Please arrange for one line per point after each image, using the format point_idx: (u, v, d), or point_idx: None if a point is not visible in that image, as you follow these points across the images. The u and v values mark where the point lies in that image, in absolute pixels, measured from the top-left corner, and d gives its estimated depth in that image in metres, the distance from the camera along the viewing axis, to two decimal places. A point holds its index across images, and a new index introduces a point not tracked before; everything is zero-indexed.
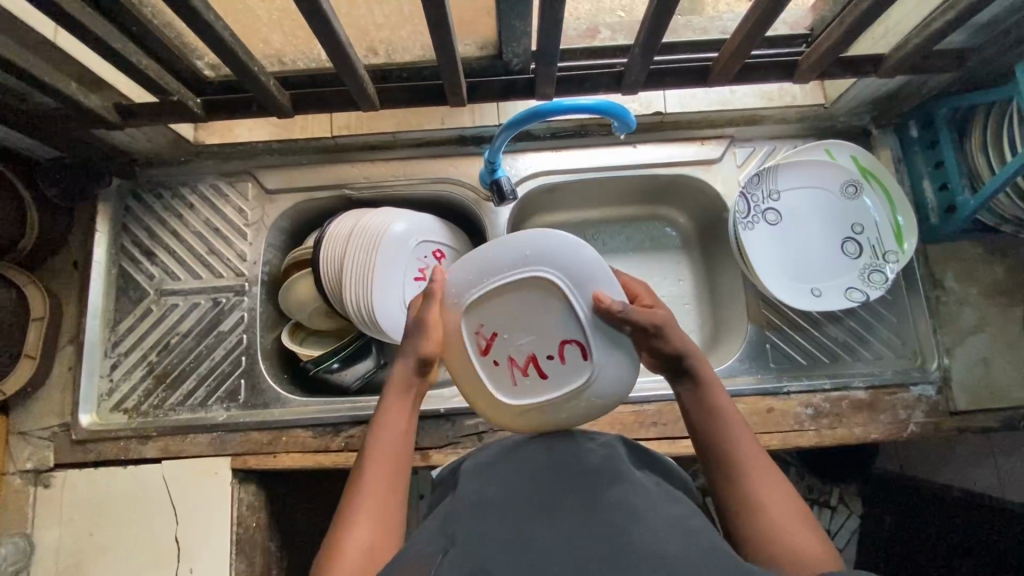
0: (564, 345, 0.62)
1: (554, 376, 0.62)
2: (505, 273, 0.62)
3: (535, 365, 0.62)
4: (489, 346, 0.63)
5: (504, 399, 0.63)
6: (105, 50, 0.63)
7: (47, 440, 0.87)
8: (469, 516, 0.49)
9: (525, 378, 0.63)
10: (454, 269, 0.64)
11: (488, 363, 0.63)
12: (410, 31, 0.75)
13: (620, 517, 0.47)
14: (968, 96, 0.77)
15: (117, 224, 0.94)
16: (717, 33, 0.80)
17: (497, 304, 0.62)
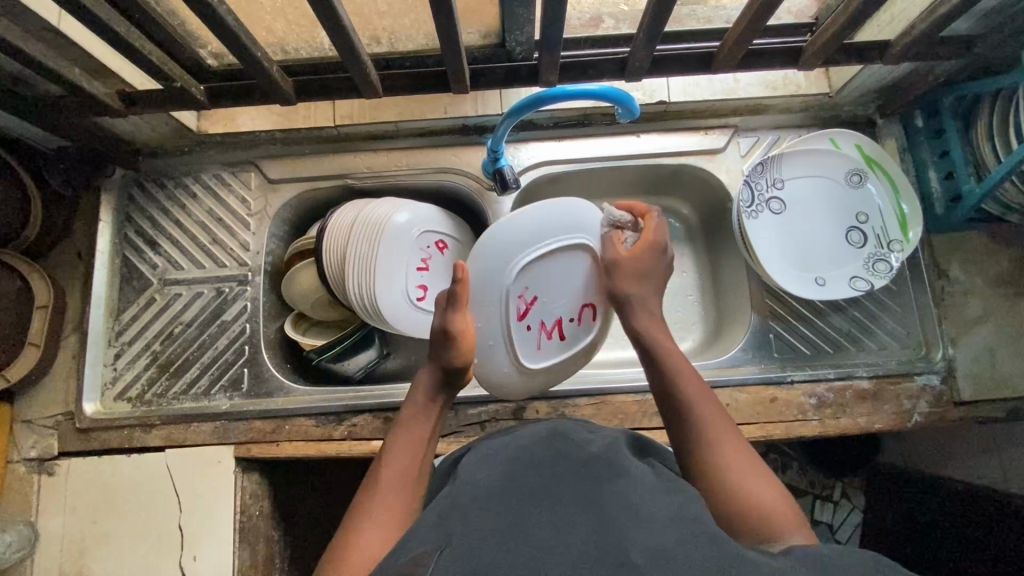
0: (583, 309, 0.76)
1: (570, 336, 0.76)
2: (551, 240, 0.70)
3: (558, 329, 0.75)
4: (526, 312, 0.72)
5: (527, 359, 0.74)
6: (109, 35, 0.63)
7: (52, 429, 0.88)
8: (469, 504, 0.49)
9: (549, 341, 0.75)
10: (507, 232, 0.69)
11: (523, 328, 0.72)
12: (413, 19, 0.75)
13: (621, 507, 0.47)
14: (973, 85, 0.76)
15: (120, 213, 0.94)
16: (721, 22, 0.80)
17: (542, 270, 0.71)
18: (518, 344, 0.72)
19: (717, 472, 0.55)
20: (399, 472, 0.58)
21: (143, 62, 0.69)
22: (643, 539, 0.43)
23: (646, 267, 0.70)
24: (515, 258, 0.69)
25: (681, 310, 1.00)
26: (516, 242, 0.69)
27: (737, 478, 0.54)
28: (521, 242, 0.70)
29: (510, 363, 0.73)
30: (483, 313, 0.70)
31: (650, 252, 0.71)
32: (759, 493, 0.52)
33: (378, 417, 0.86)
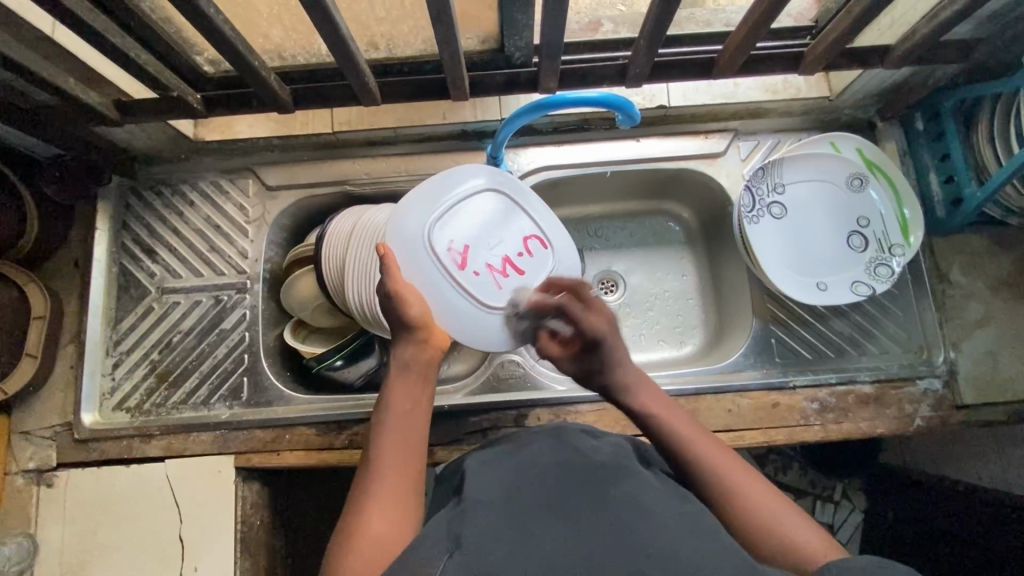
0: (528, 241, 0.79)
1: (529, 269, 0.78)
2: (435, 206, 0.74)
3: (510, 264, 0.77)
4: (465, 258, 0.74)
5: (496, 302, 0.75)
6: (105, 45, 0.63)
7: (50, 440, 0.87)
8: (476, 508, 0.49)
9: (506, 277, 0.77)
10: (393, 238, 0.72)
11: (468, 273, 0.74)
12: (411, 26, 0.75)
13: (632, 512, 0.47)
14: (973, 88, 0.76)
15: (117, 222, 0.93)
16: (720, 25, 0.81)
17: (447, 218, 0.74)
18: (472, 291, 0.74)
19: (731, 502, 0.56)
20: (390, 451, 0.58)
21: (139, 72, 0.68)
22: (652, 544, 0.44)
23: (592, 362, 0.69)
24: (423, 231, 0.73)
25: (682, 315, 1.00)
26: (415, 225, 0.73)
27: (756, 499, 0.55)
28: (419, 226, 0.73)
29: (470, 306, 0.74)
30: (421, 279, 0.71)
31: (586, 352, 0.69)
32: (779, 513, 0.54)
33: None
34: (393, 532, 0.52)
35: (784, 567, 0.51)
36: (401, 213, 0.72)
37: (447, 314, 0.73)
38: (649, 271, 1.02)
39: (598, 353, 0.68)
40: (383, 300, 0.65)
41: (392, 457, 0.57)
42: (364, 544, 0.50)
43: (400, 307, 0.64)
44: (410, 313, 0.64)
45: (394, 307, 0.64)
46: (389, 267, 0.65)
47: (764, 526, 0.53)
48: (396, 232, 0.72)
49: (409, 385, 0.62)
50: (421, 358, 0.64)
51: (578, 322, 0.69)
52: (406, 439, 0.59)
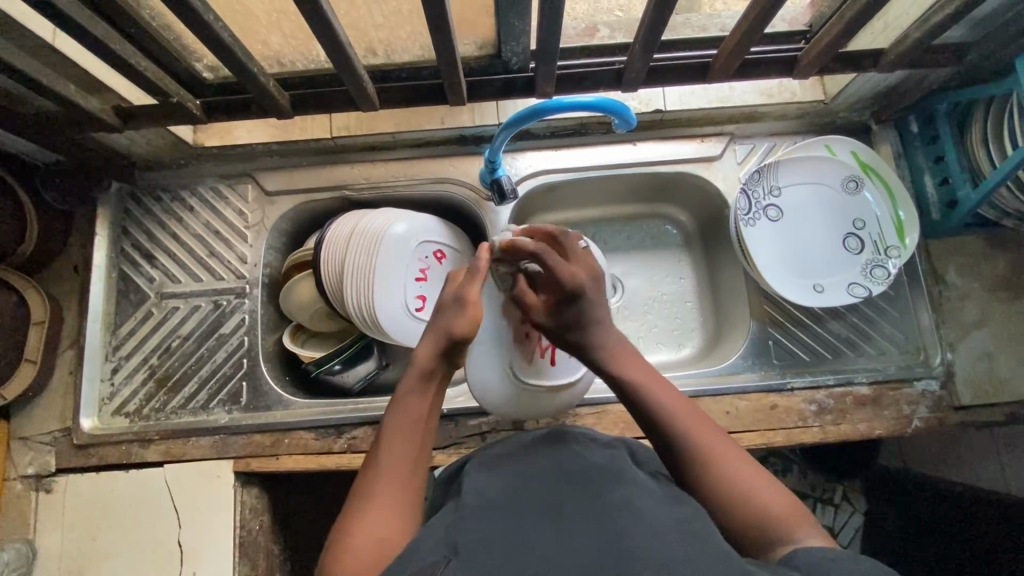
0: (580, 346, 0.81)
1: (562, 365, 0.81)
2: (533, 268, 0.77)
3: (552, 352, 0.80)
4: (527, 322, 0.78)
5: (517, 365, 0.79)
6: (105, 52, 0.63)
7: (49, 445, 0.87)
8: (472, 514, 0.50)
9: (541, 358, 0.80)
10: (495, 260, 0.77)
11: (519, 332, 0.79)
12: (409, 32, 0.75)
13: (626, 517, 0.47)
14: (966, 92, 0.77)
15: (117, 227, 0.93)
16: (715, 30, 0.82)
17: (532, 288, 0.77)
18: (510, 350, 0.78)
19: (715, 489, 0.55)
20: (396, 458, 0.58)
21: (139, 79, 0.69)
22: (645, 545, 0.44)
23: (567, 316, 0.69)
24: (519, 272, 0.77)
25: (680, 318, 1.00)
26: (510, 269, 0.77)
27: (741, 484, 0.55)
28: (516, 270, 0.77)
29: (492, 360, 0.78)
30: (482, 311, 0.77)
31: (566, 304, 0.69)
32: (765, 497, 0.54)
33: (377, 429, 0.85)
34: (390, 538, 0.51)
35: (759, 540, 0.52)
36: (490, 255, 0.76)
37: (475, 351, 0.77)
38: (646, 274, 1.03)
39: (574, 306, 0.68)
40: (453, 301, 0.67)
41: (398, 463, 0.57)
42: (361, 547, 0.50)
43: (453, 317, 0.66)
44: (455, 323, 0.66)
45: (451, 313, 0.67)
46: (479, 271, 0.71)
47: (747, 511, 0.53)
48: (491, 264, 0.77)
49: (423, 395, 0.63)
50: (444, 371, 0.65)
51: (551, 268, 0.69)
52: (414, 447, 0.59)
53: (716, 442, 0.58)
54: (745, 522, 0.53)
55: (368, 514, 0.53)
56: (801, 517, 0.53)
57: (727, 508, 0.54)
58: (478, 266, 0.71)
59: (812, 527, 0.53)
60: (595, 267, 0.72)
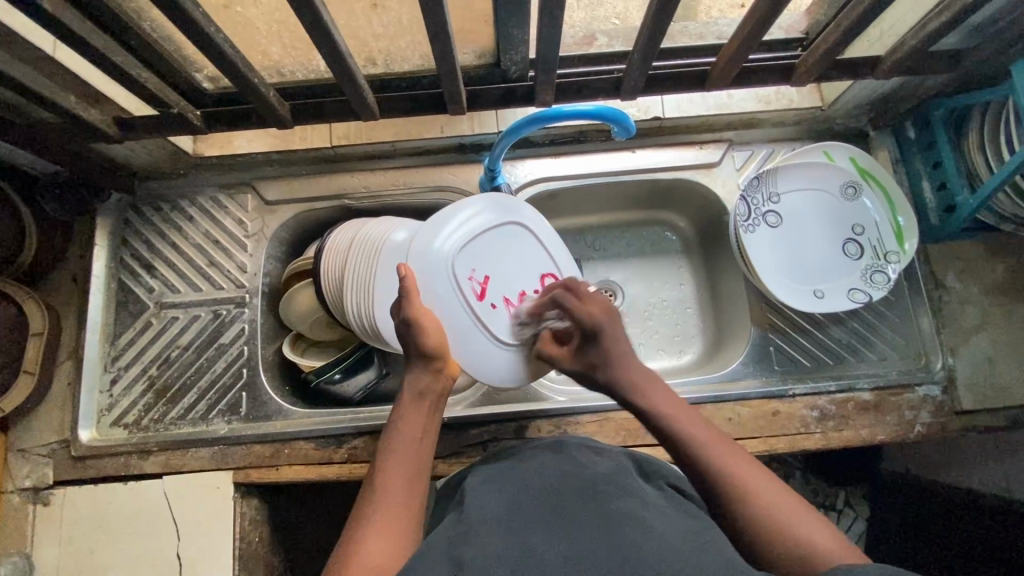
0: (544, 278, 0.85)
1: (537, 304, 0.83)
2: (459, 237, 0.76)
3: (523, 299, 0.82)
4: (483, 289, 0.78)
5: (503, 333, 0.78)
6: (105, 63, 0.63)
7: (47, 457, 0.86)
8: (480, 524, 0.50)
9: (519, 311, 0.80)
10: (419, 263, 0.74)
11: (486, 304, 0.77)
12: (409, 42, 0.76)
13: (636, 527, 0.48)
14: (962, 98, 0.77)
15: (116, 238, 0.93)
16: (713, 37, 0.83)
17: (469, 251, 0.77)
18: (484, 320, 0.77)
19: (753, 521, 0.54)
20: (393, 474, 0.60)
21: (139, 90, 0.69)
22: (654, 557, 0.44)
23: (591, 356, 0.71)
24: (448, 251, 0.75)
25: (681, 324, 1.00)
26: (444, 256, 0.75)
27: (782, 517, 0.54)
28: (448, 255, 0.75)
29: (484, 339, 0.77)
30: (438, 300, 0.74)
31: (584, 350, 0.72)
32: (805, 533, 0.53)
33: (377, 438, 0.85)
34: (393, 550, 0.52)
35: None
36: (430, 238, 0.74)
37: (464, 342, 0.76)
38: (646, 280, 1.03)
39: (597, 345, 0.70)
40: (403, 326, 0.68)
41: (395, 480, 0.59)
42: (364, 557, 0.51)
43: (418, 334, 0.67)
44: (423, 341, 0.67)
45: (412, 334, 0.67)
46: (410, 289, 0.69)
47: (788, 546, 0.52)
48: (419, 271, 0.74)
49: (414, 413, 0.65)
50: (435, 387, 0.67)
51: (570, 313, 0.72)
52: (410, 462, 0.61)
53: (749, 474, 0.57)
54: (794, 564, 0.52)
55: (368, 528, 0.54)
56: (851, 554, 0.52)
57: (769, 540, 0.53)
58: (409, 283, 0.69)
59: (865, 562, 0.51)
60: (611, 306, 0.72)
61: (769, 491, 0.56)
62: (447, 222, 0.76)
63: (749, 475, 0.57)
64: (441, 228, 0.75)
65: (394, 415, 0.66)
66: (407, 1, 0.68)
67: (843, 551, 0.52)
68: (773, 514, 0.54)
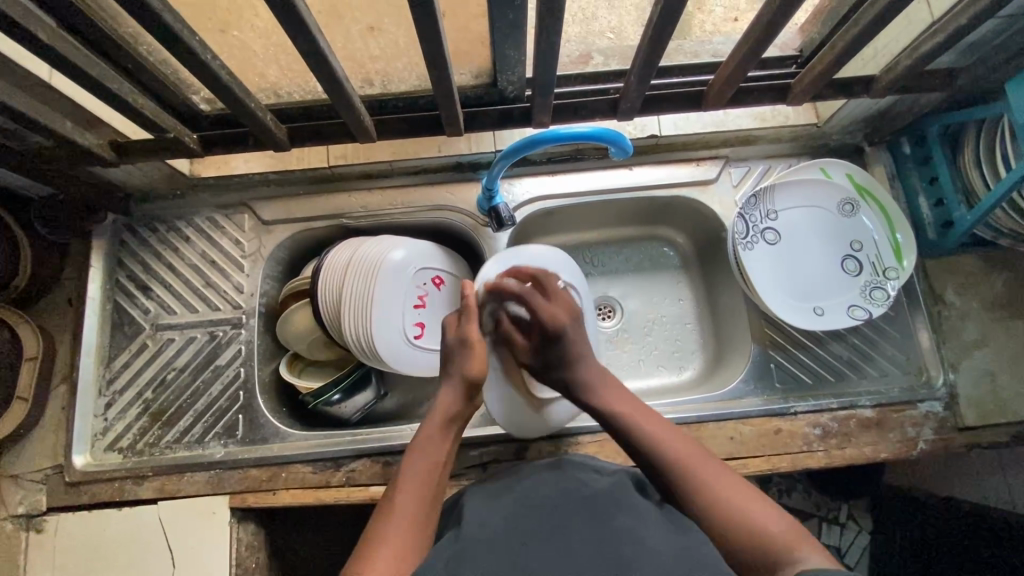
0: None
1: None
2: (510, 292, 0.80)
3: None
4: (528, 343, 0.81)
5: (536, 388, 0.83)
6: (102, 90, 0.63)
7: (40, 483, 0.85)
8: (477, 550, 0.49)
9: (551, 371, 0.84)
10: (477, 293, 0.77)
11: (525, 357, 0.81)
12: (405, 63, 0.76)
13: (632, 551, 0.47)
14: (955, 116, 0.78)
15: (112, 259, 0.92)
16: (707, 55, 0.86)
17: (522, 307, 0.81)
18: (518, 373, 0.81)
19: (700, 500, 0.59)
20: (409, 497, 0.59)
21: (136, 115, 0.69)
22: None
23: (551, 355, 0.76)
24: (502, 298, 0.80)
25: (681, 340, 1.00)
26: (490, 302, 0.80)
27: (728, 494, 0.59)
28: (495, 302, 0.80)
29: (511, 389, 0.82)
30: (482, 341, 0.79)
31: (547, 343, 0.76)
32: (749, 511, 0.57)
33: (376, 461, 0.84)
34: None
35: (756, 557, 0.54)
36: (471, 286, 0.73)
37: (491, 387, 0.82)
38: (645, 295, 1.02)
39: (557, 345, 0.75)
40: (455, 347, 0.72)
41: (409, 502, 0.59)
42: None
43: (465, 358, 0.71)
44: (466, 365, 0.70)
45: (459, 356, 0.72)
46: (468, 311, 0.74)
47: (735, 523, 0.56)
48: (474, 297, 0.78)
49: (438, 437, 0.66)
50: (458, 416, 0.68)
51: (537, 311, 0.77)
52: (428, 488, 0.61)
53: (695, 463, 0.62)
54: (742, 540, 0.56)
55: (380, 548, 0.54)
56: (802, 539, 0.54)
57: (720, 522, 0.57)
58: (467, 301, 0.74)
59: (811, 546, 0.53)
60: (575, 307, 0.79)
61: (713, 476, 0.60)
62: (475, 270, 0.75)
63: (694, 463, 0.62)
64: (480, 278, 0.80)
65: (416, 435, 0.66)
66: (404, 24, 0.69)
67: (794, 539, 0.54)
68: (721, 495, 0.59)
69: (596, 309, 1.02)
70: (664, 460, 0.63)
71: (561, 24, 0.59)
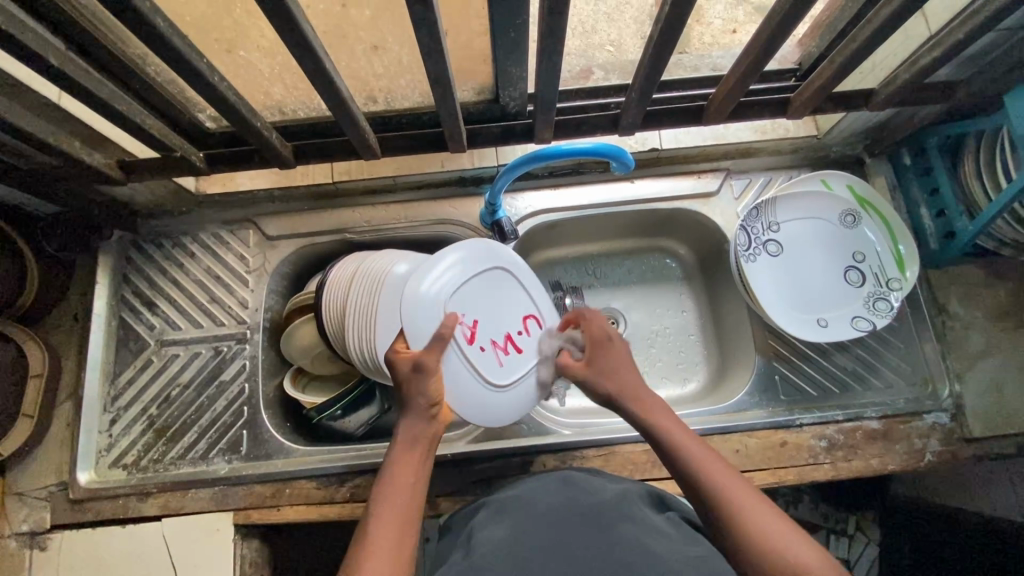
0: (527, 320, 0.87)
1: (526, 347, 0.85)
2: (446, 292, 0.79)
3: (511, 343, 0.84)
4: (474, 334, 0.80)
5: (495, 376, 0.82)
6: (111, 112, 0.64)
7: (45, 500, 0.85)
8: (484, 561, 0.50)
9: (507, 354, 0.84)
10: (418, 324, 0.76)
11: (477, 349, 0.80)
12: (409, 80, 0.77)
13: (641, 560, 0.48)
14: (956, 127, 0.78)
15: (118, 275, 0.93)
16: (707, 70, 0.87)
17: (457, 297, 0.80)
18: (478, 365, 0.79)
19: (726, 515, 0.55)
20: (387, 514, 0.60)
21: (144, 135, 0.70)
22: None
23: (604, 363, 0.73)
24: (438, 294, 0.78)
25: (685, 352, 1.00)
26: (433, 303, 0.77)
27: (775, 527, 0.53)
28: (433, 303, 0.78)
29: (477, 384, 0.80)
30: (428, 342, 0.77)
31: (596, 350, 0.74)
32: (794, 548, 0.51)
33: None
34: None
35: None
36: (419, 285, 0.77)
37: (458, 393, 0.78)
38: (649, 307, 1.03)
39: (608, 355, 0.74)
40: (409, 374, 0.70)
41: (387, 517, 0.60)
42: None
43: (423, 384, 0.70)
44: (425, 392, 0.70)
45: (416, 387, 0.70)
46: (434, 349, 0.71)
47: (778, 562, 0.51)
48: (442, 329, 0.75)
49: (411, 456, 0.66)
50: (426, 433, 0.69)
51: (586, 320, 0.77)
52: (403, 502, 0.61)
53: (738, 491, 0.56)
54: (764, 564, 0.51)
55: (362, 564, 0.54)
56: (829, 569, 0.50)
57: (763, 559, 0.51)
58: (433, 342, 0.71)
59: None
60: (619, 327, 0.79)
61: (757, 507, 0.55)
62: (433, 274, 0.78)
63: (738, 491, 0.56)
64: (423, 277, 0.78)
65: (390, 456, 0.67)
66: (407, 44, 0.70)
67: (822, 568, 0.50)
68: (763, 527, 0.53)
69: None
70: (706, 487, 0.58)
71: (563, 44, 0.60)
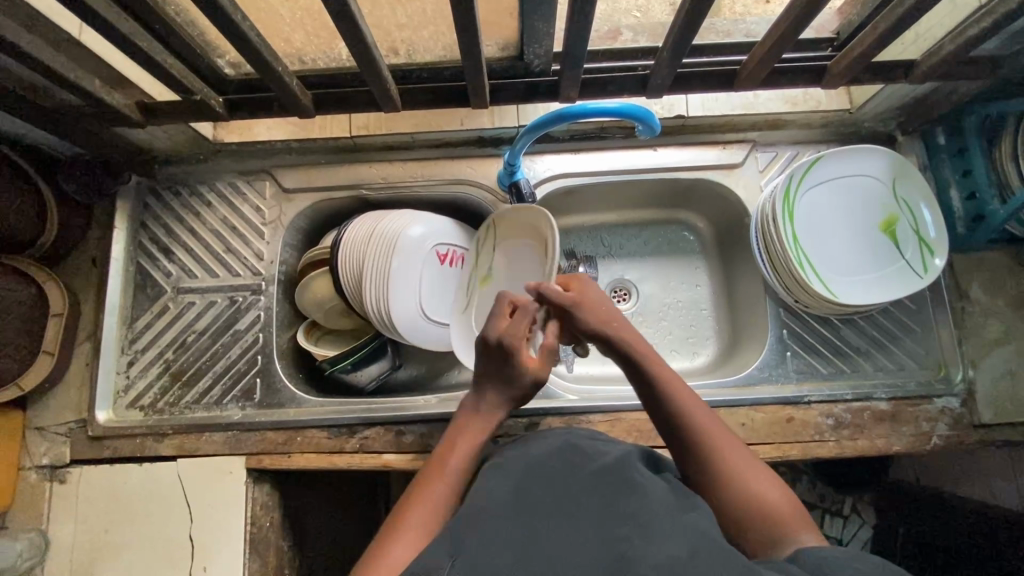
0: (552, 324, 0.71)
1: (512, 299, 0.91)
2: (426, 237, 0.87)
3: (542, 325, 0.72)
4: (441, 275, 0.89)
5: (864, 295, 0.84)
6: (132, 49, 0.63)
7: (65, 436, 0.88)
8: (481, 510, 0.52)
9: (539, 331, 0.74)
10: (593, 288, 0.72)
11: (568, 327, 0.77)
12: (432, 32, 0.75)
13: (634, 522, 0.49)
14: (995, 104, 0.75)
15: (135, 221, 0.94)
16: (740, 35, 0.80)
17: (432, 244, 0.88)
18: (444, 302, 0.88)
19: (720, 479, 0.58)
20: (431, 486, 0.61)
21: (165, 76, 0.69)
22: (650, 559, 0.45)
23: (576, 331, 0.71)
24: (421, 239, 0.86)
25: (696, 325, 1.00)
26: (413, 244, 0.85)
27: (782, 512, 0.55)
28: (411, 244, 0.85)
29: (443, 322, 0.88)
30: (404, 276, 0.84)
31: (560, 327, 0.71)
32: (797, 534, 0.53)
33: (388, 429, 0.85)
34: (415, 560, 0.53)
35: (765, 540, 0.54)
36: (404, 228, 0.85)
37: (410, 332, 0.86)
38: (664, 280, 1.02)
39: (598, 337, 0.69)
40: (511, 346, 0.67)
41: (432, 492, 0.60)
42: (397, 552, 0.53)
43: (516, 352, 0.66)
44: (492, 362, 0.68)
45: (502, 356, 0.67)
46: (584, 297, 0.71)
47: (772, 543, 0.53)
48: (833, 274, 0.85)
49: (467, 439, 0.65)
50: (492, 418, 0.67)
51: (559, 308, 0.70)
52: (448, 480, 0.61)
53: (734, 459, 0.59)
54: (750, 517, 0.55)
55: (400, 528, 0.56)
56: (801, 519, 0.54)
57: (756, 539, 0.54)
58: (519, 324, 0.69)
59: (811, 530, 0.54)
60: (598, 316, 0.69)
61: (754, 473, 0.58)
62: (421, 221, 0.87)
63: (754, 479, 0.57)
64: (411, 225, 0.86)
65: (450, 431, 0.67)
66: None
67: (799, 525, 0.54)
68: (773, 513, 0.55)
69: (612, 292, 1.01)
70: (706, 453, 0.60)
71: None
